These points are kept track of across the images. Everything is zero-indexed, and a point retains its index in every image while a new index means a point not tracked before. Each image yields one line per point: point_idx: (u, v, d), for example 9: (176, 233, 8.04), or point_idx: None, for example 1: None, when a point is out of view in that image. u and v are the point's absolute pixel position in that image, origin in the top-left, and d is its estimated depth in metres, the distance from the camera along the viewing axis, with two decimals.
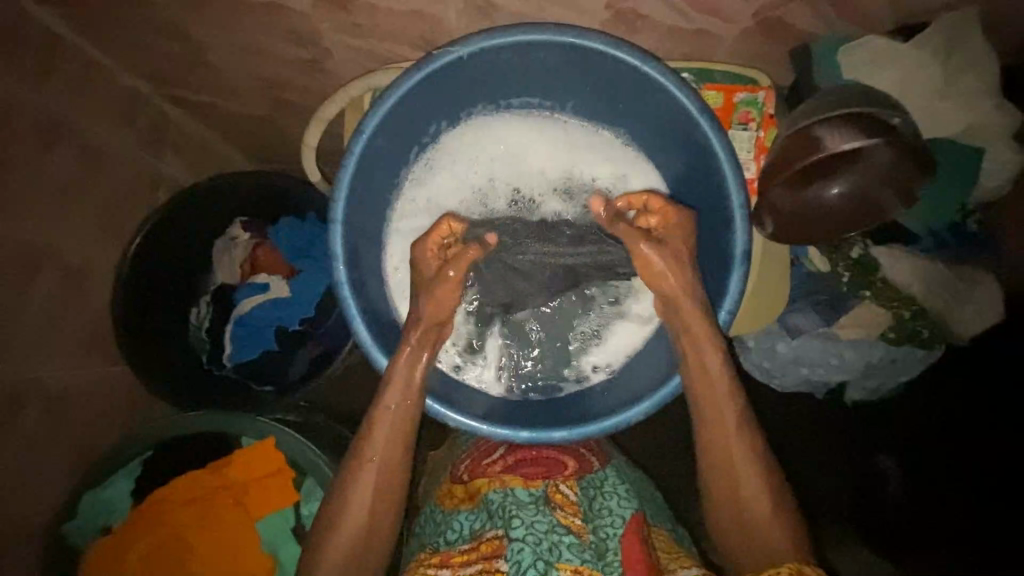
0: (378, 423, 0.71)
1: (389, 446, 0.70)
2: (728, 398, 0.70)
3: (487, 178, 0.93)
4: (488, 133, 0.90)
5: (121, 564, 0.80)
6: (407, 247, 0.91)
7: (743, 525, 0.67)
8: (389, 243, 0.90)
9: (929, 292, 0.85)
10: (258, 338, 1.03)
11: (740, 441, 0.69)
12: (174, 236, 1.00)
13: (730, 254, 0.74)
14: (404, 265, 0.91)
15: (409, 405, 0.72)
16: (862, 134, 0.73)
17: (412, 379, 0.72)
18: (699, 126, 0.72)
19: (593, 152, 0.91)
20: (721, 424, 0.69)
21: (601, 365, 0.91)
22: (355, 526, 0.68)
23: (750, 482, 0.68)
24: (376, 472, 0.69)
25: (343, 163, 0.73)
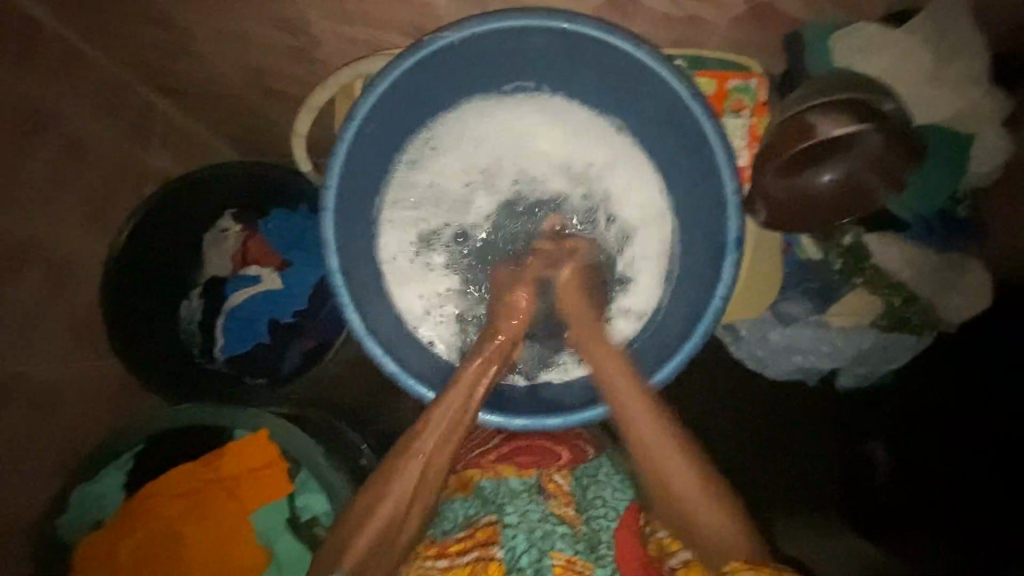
0: (431, 426, 0.68)
1: (439, 449, 0.68)
2: (658, 424, 0.69)
3: (483, 164, 0.91)
4: (484, 119, 0.89)
5: (112, 558, 0.79)
6: (408, 236, 0.90)
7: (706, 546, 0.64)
8: (385, 232, 0.89)
9: (919, 278, 0.86)
10: (248, 331, 1.01)
11: (678, 460, 0.67)
12: (163, 228, 0.99)
13: (722, 240, 0.74)
14: (411, 250, 0.91)
15: (468, 414, 0.70)
16: (852, 121, 0.73)
17: (473, 395, 0.72)
18: (691, 113, 0.72)
19: (593, 140, 0.90)
20: (654, 448, 0.68)
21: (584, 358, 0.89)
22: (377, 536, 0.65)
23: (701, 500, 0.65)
24: (424, 470, 0.67)
25: (333, 149, 0.72)
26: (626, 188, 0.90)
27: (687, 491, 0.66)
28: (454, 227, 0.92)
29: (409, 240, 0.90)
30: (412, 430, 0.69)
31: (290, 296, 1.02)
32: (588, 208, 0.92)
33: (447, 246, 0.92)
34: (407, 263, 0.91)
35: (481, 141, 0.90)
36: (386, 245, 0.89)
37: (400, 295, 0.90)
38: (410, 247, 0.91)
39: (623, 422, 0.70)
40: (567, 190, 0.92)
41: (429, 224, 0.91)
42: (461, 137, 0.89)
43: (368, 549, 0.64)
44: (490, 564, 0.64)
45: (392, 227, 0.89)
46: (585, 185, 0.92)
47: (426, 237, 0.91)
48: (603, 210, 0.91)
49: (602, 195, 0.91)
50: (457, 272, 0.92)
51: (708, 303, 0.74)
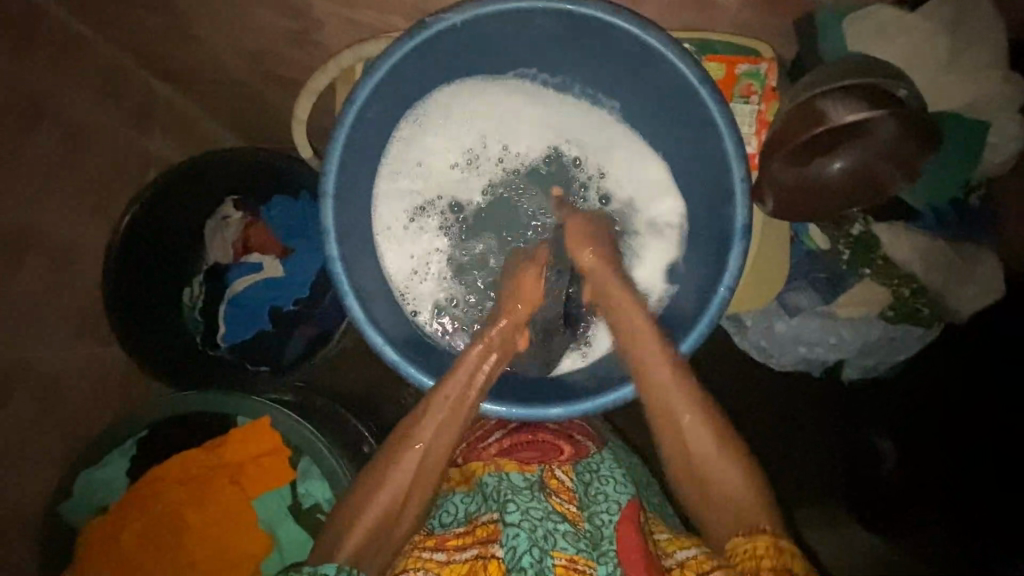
0: (433, 409, 0.69)
1: (440, 435, 0.68)
2: (686, 394, 0.69)
3: (480, 139, 0.88)
4: (482, 95, 0.85)
5: (116, 541, 0.80)
6: (403, 206, 0.87)
7: (717, 517, 0.65)
8: (379, 204, 0.85)
9: (929, 269, 0.85)
10: (251, 318, 1.02)
11: (700, 431, 0.67)
12: (166, 215, 0.99)
13: (729, 229, 0.73)
14: (403, 220, 0.88)
15: (471, 400, 0.71)
16: (865, 107, 0.71)
17: (477, 379, 0.72)
18: (700, 97, 0.70)
19: (594, 119, 0.87)
20: (675, 413, 0.68)
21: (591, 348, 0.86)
22: (381, 519, 0.65)
23: (718, 470, 0.66)
24: (422, 460, 0.67)
25: (333, 134, 0.71)
26: (619, 169, 0.88)
27: (708, 462, 0.66)
28: (448, 199, 0.89)
29: (402, 210, 0.87)
30: (415, 414, 0.70)
31: (293, 285, 1.02)
32: (579, 185, 0.90)
33: (439, 218, 0.89)
34: (397, 230, 0.87)
35: (482, 117, 0.87)
36: (382, 217, 0.86)
37: (393, 265, 0.87)
38: (404, 216, 0.87)
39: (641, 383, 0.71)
40: (560, 165, 0.90)
41: (424, 197, 0.88)
42: (463, 113, 0.86)
43: (369, 531, 0.64)
44: (490, 563, 0.63)
45: (386, 199, 0.86)
46: (580, 163, 0.90)
47: (420, 209, 0.88)
48: (594, 190, 0.89)
49: (595, 176, 0.89)
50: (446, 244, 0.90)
51: (713, 294, 0.73)
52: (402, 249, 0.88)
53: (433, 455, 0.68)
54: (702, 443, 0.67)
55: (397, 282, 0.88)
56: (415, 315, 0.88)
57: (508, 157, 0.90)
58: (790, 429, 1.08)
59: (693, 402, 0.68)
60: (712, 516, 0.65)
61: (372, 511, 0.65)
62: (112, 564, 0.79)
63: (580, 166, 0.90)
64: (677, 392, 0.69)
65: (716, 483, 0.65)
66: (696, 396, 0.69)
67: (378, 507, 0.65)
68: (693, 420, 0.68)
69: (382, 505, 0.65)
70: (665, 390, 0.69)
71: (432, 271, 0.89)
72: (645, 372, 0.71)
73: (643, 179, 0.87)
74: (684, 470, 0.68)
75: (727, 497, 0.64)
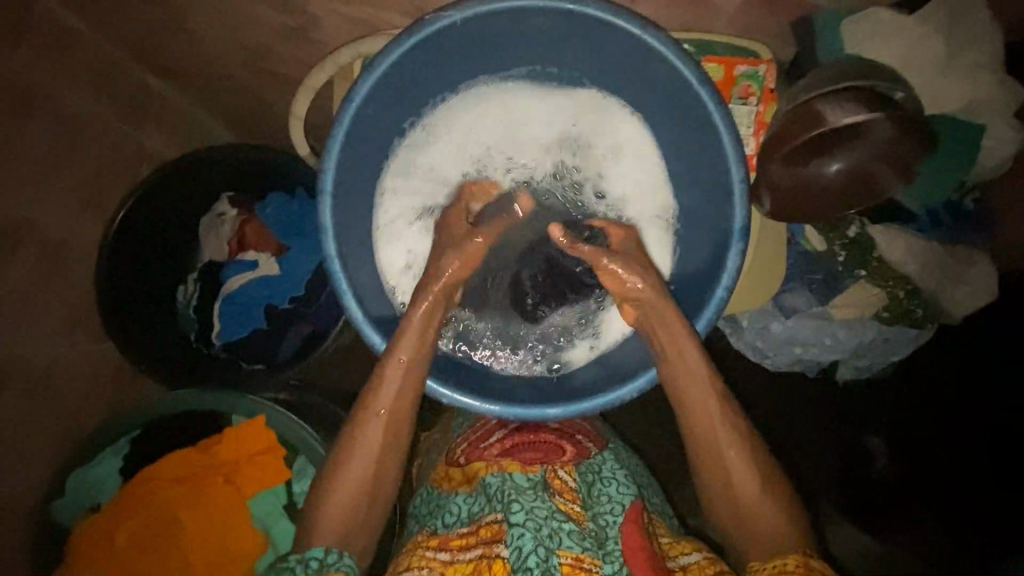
0: (386, 375, 0.68)
1: (398, 398, 0.68)
2: (720, 404, 0.68)
3: (487, 145, 0.91)
4: (492, 100, 0.87)
5: (110, 540, 0.79)
6: (408, 205, 0.88)
7: (740, 527, 0.66)
8: (384, 199, 0.86)
9: (924, 272, 0.85)
10: (247, 316, 1.00)
11: (731, 444, 0.66)
12: (161, 211, 0.98)
13: (728, 230, 0.73)
14: (408, 224, 0.89)
15: (423, 358, 0.70)
16: (862, 109, 0.72)
17: (426, 334, 0.70)
18: (700, 99, 0.70)
19: (590, 123, 0.88)
20: (711, 420, 0.67)
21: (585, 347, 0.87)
22: (354, 497, 0.65)
23: (746, 483, 0.66)
24: (386, 426, 0.67)
25: (331, 132, 0.71)
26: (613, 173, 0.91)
27: (736, 474, 0.66)
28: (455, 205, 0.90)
29: (408, 216, 0.88)
30: (370, 383, 0.69)
31: (289, 283, 1.00)
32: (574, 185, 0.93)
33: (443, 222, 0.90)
34: (399, 231, 0.88)
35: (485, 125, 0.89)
36: (385, 212, 0.86)
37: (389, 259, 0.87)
38: (408, 215, 0.88)
39: (676, 393, 0.70)
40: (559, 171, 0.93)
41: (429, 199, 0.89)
42: (465, 120, 0.88)
43: (344, 510, 0.65)
44: (494, 563, 0.63)
45: (392, 206, 0.87)
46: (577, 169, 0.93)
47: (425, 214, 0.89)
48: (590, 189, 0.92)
49: (590, 177, 0.92)
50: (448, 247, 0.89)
51: (711, 295, 0.73)
52: (405, 250, 0.88)
53: (395, 418, 0.68)
54: (734, 454, 0.66)
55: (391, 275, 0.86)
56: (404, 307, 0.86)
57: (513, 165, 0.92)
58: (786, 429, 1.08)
59: (724, 412, 0.68)
60: (735, 526, 0.66)
61: (344, 481, 0.65)
62: (109, 565, 0.78)
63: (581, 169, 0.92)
64: (710, 401, 0.68)
65: (743, 495, 0.65)
66: (729, 405, 0.68)
67: (350, 479, 0.65)
68: (725, 432, 0.67)
69: (355, 476, 0.65)
70: (699, 397, 0.68)
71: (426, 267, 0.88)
72: (681, 377, 0.69)
73: (641, 185, 0.89)
74: (713, 481, 0.67)
75: (750, 509, 0.65)
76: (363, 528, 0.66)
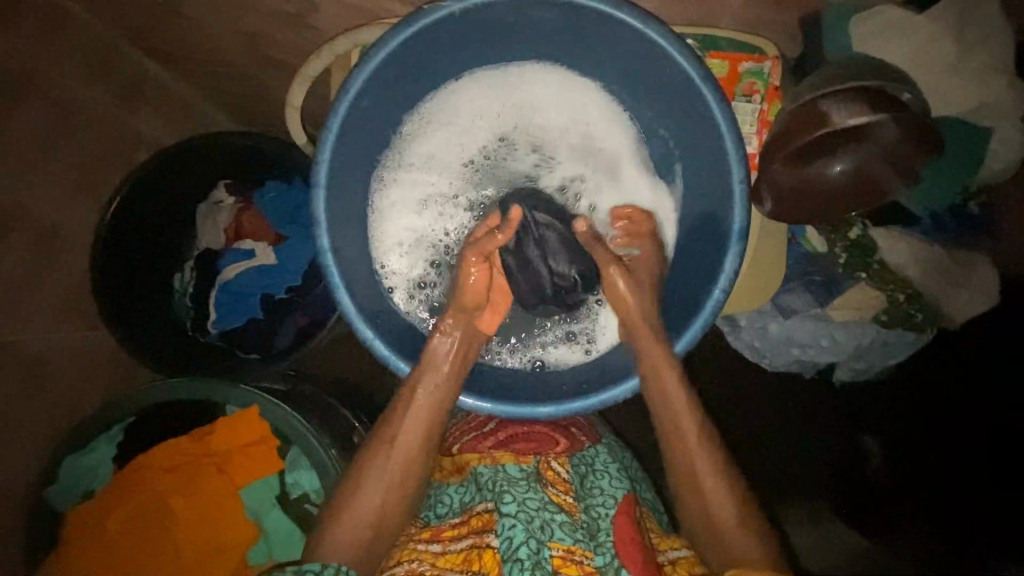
0: (403, 406, 0.71)
1: (413, 429, 0.70)
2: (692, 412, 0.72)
3: (491, 136, 0.89)
4: (501, 87, 0.85)
5: (102, 527, 0.79)
6: (409, 191, 0.86)
7: (705, 525, 0.68)
8: (384, 181, 0.84)
9: (925, 275, 0.85)
10: (242, 306, 1.00)
11: (698, 449, 0.71)
12: (155, 201, 0.97)
13: (726, 231, 0.72)
14: (411, 209, 0.87)
15: (443, 398, 0.72)
16: (868, 110, 0.70)
17: (446, 374, 0.73)
18: (701, 96, 0.69)
19: (602, 127, 0.87)
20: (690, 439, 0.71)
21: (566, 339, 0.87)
22: (365, 524, 0.66)
23: (714, 485, 0.69)
24: (399, 454, 0.69)
25: (326, 124, 0.70)
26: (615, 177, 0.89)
27: (704, 477, 0.69)
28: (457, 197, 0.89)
29: (411, 201, 0.87)
30: (388, 412, 0.72)
31: (285, 273, 1.00)
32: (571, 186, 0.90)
33: (447, 207, 0.88)
34: (399, 213, 0.86)
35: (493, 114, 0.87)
36: (387, 194, 0.85)
37: (381, 245, 0.85)
38: (409, 200, 0.87)
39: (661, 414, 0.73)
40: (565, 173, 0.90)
41: (429, 184, 0.87)
42: (475, 109, 0.86)
43: (359, 535, 0.66)
44: (486, 552, 0.62)
45: (395, 189, 0.85)
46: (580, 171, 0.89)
47: (430, 198, 0.88)
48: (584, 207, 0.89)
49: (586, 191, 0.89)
50: (455, 236, 0.89)
51: (706, 296, 0.71)
52: (402, 230, 0.87)
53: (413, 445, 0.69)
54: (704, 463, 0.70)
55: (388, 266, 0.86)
56: (391, 291, 0.86)
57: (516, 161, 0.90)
58: (781, 428, 1.08)
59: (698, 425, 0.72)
60: (700, 521, 0.69)
61: (362, 503, 0.67)
62: (104, 548, 0.78)
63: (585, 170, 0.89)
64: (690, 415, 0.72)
65: (708, 491, 0.69)
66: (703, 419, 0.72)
67: (360, 509, 0.66)
68: (696, 439, 0.71)
69: (375, 493, 0.67)
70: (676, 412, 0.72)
71: (417, 256, 0.87)
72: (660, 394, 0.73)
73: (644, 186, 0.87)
74: (685, 482, 0.70)
75: (713, 505, 0.68)
76: (374, 553, 0.66)
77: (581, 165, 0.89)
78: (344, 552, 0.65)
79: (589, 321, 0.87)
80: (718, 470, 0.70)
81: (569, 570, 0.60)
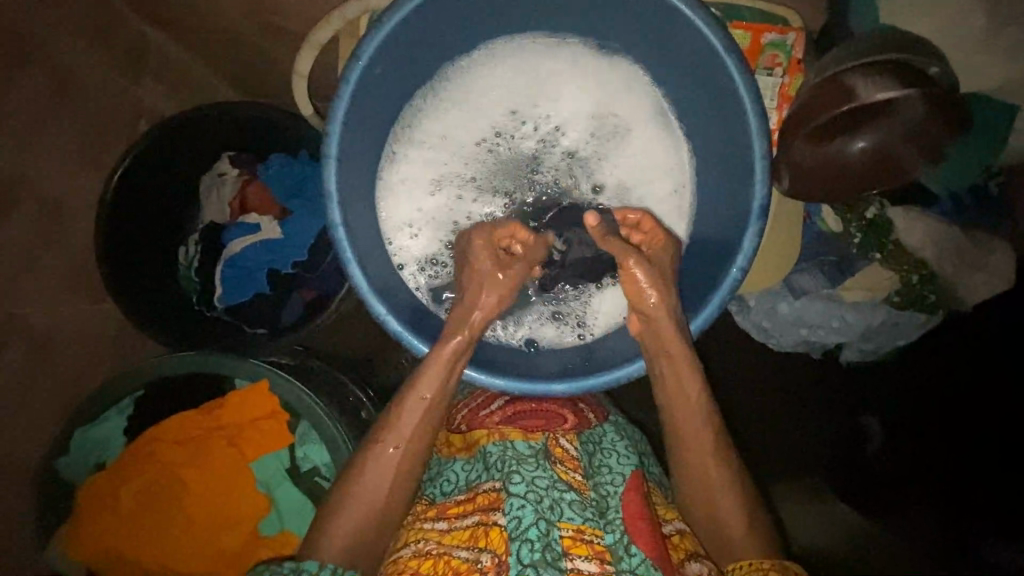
0: (403, 410, 0.67)
1: (415, 434, 0.67)
2: (707, 424, 0.68)
3: (503, 114, 0.85)
4: (512, 62, 0.83)
5: (116, 498, 0.80)
6: (422, 171, 0.85)
7: (710, 524, 0.68)
8: (397, 159, 0.83)
9: (941, 257, 0.84)
10: (249, 280, 0.98)
11: (711, 457, 0.67)
12: (161, 171, 0.96)
13: (746, 208, 0.70)
14: (426, 188, 0.85)
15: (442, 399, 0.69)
16: (895, 85, 0.68)
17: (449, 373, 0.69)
18: (724, 68, 0.67)
19: (618, 104, 0.84)
20: (704, 450, 0.67)
21: (567, 317, 0.84)
22: (364, 522, 0.65)
23: (724, 489, 0.67)
24: (399, 461, 0.66)
25: (336, 92, 0.67)
26: (627, 162, 0.86)
27: (714, 481, 0.67)
28: (468, 176, 0.85)
29: (424, 180, 0.85)
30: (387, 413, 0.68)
31: (292, 246, 0.98)
32: (580, 169, 0.86)
33: (460, 186, 0.85)
34: (412, 191, 0.85)
35: (504, 90, 0.85)
36: (399, 173, 0.84)
37: (392, 222, 0.84)
38: (423, 181, 0.85)
39: (671, 424, 0.69)
40: (577, 156, 0.86)
41: (442, 165, 0.85)
42: (486, 86, 0.84)
43: (356, 536, 0.65)
44: (491, 529, 0.62)
45: (407, 166, 0.84)
46: (593, 152, 0.86)
47: (442, 179, 0.85)
48: (590, 187, 0.86)
49: (594, 173, 0.86)
50: (467, 220, 0.85)
51: (724, 275, 0.69)
52: (414, 210, 0.84)
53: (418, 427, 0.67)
54: (719, 471, 0.67)
55: (401, 247, 0.84)
56: (401, 269, 0.83)
57: (526, 142, 0.86)
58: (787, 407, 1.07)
59: (711, 431, 0.68)
60: (704, 519, 0.68)
61: (357, 503, 0.65)
62: (118, 514, 0.80)
63: (598, 151, 0.86)
64: (696, 420, 0.68)
65: (718, 494, 0.67)
66: (714, 420, 0.68)
67: (360, 510, 0.65)
68: (709, 450, 0.67)
69: (376, 493, 0.66)
70: (687, 415, 0.68)
71: (426, 237, 0.85)
72: (667, 386, 0.68)
73: (657, 167, 0.85)
74: (694, 483, 0.68)
75: (721, 506, 0.67)
76: (371, 549, 0.66)
77: (594, 144, 0.86)
78: (353, 524, 0.65)
79: (581, 303, 0.84)
80: (726, 475, 0.67)
81: (580, 550, 0.60)
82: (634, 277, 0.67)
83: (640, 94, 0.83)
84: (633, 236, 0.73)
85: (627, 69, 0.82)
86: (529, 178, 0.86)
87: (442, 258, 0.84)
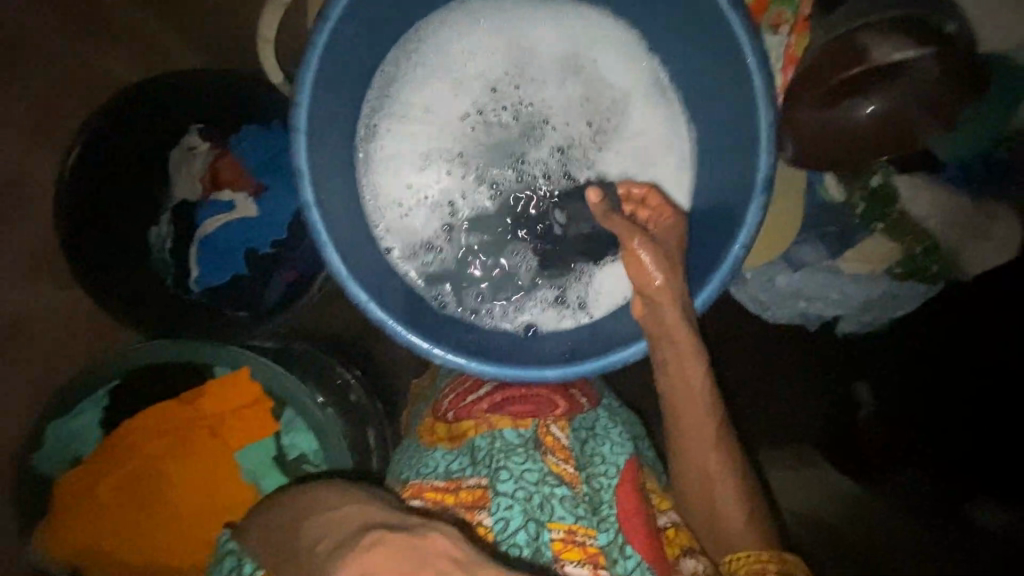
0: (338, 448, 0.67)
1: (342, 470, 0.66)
2: (708, 406, 0.66)
3: (492, 86, 0.80)
4: (500, 29, 0.79)
5: (96, 493, 0.77)
6: (407, 147, 0.79)
7: (708, 511, 0.67)
8: (380, 132, 0.78)
9: (945, 228, 0.81)
10: (226, 260, 0.93)
11: (710, 444, 0.66)
12: (121, 147, 0.89)
13: (750, 180, 0.66)
14: (412, 164, 0.80)
15: None
16: (911, 45, 0.66)
17: None
18: (727, 24, 0.62)
19: (613, 74, 0.80)
20: (704, 436, 0.66)
21: (564, 298, 0.79)
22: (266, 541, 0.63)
23: (723, 479, 0.66)
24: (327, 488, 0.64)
25: (304, 56, 0.61)
26: (631, 127, 0.81)
27: (713, 471, 0.66)
28: (456, 152, 0.81)
29: (411, 155, 0.80)
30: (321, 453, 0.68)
31: (267, 225, 0.93)
32: (576, 145, 0.81)
33: (449, 162, 0.80)
34: (397, 168, 0.79)
35: (486, 52, 0.79)
36: (382, 147, 0.78)
37: (378, 200, 0.78)
38: (409, 156, 0.80)
39: (672, 409, 0.67)
40: (568, 123, 0.81)
41: (429, 141, 0.80)
42: (473, 54, 0.79)
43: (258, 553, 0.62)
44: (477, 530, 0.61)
45: (392, 140, 0.79)
46: (588, 127, 0.81)
47: (429, 153, 0.80)
48: (585, 165, 0.81)
49: (590, 150, 0.81)
50: (457, 200, 0.81)
51: (726, 254, 0.66)
52: (400, 188, 0.79)
53: None
54: (718, 458, 0.66)
55: (387, 225, 0.78)
56: (388, 251, 0.78)
57: (517, 115, 0.81)
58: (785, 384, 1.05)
59: (712, 423, 0.66)
60: (703, 510, 0.67)
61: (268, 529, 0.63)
62: (94, 512, 0.77)
63: (594, 126, 0.81)
64: (697, 406, 0.65)
65: (716, 481, 0.66)
66: (717, 407, 0.66)
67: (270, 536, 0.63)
68: (709, 436, 0.66)
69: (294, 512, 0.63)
70: (689, 404, 0.65)
71: (413, 217, 0.80)
72: (670, 372, 0.66)
73: (657, 143, 0.80)
74: (691, 469, 0.67)
75: (719, 494, 0.66)
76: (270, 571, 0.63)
77: (589, 118, 0.81)
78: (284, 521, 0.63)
79: (582, 283, 0.79)
80: (724, 462, 0.66)
81: (571, 553, 0.60)
82: (640, 260, 0.63)
83: (638, 62, 0.79)
84: (638, 212, 0.71)
85: (620, 34, 0.78)
86: (521, 155, 0.81)
87: (433, 239, 0.80)
